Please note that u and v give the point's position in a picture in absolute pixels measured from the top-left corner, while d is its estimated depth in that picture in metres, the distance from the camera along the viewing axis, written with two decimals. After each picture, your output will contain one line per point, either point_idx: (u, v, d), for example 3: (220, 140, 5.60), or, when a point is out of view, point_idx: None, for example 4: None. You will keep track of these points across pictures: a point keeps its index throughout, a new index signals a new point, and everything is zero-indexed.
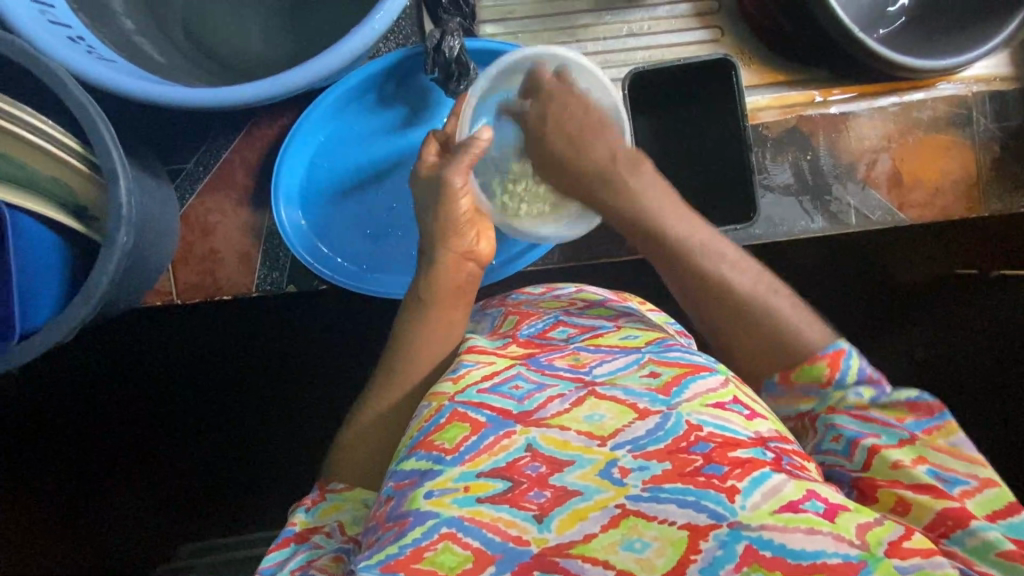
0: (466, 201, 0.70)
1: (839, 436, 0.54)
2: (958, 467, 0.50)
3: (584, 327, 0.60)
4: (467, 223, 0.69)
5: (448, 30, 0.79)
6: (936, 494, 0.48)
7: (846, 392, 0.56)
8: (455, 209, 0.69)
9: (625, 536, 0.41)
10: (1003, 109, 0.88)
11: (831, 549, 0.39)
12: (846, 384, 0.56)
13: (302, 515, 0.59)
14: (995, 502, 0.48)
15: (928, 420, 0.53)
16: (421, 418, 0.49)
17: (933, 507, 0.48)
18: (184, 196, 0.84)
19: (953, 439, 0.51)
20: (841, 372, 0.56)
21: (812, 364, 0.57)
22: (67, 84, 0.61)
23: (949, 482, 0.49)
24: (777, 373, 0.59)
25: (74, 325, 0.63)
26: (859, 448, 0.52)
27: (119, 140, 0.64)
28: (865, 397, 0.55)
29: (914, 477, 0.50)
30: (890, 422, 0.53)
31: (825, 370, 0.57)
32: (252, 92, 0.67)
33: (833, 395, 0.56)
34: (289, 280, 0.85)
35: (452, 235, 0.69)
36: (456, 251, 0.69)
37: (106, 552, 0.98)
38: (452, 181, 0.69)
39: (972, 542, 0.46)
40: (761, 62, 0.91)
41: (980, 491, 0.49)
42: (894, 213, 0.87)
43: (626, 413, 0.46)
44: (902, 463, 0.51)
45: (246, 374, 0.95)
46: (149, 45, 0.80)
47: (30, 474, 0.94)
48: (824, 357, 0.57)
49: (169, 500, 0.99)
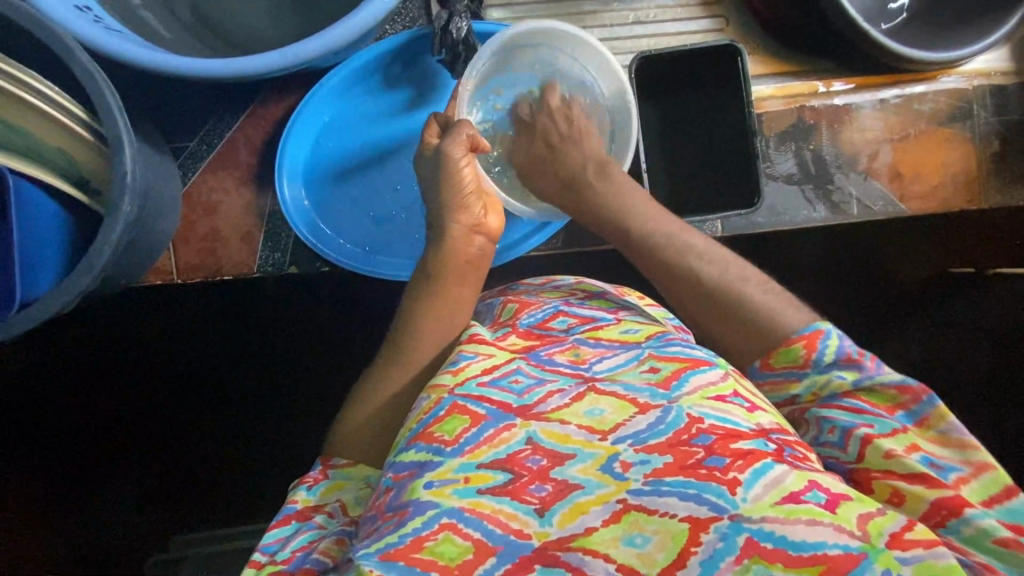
0: (468, 172, 0.70)
1: (833, 428, 0.54)
2: (950, 454, 0.50)
3: (584, 317, 0.60)
4: (472, 195, 0.70)
5: (456, 11, 0.78)
6: (931, 483, 0.49)
7: (828, 375, 0.56)
8: (459, 183, 0.69)
9: (626, 532, 0.41)
10: (1004, 103, 0.88)
11: (832, 541, 0.40)
12: (825, 365, 0.56)
13: (304, 493, 0.58)
14: (992, 487, 0.49)
15: (917, 409, 0.53)
16: (420, 410, 0.50)
17: (928, 497, 0.48)
18: (186, 173, 0.83)
19: (943, 427, 0.52)
20: (817, 352, 0.56)
21: (788, 348, 0.57)
22: (74, 48, 0.60)
23: (943, 469, 0.50)
24: (758, 359, 0.59)
25: (76, 293, 0.63)
26: (852, 439, 0.52)
27: (125, 109, 0.63)
28: (847, 380, 0.55)
29: (909, 465, 0.50)
30: (879, 412, 0.53)
31: (801, 352, 0.56)
32: (261, 63, 0.66)
33: (816, 378, 0.56)
34: (290, 261, 0.84)
35: (458, 209, 0.69)
36: (464, 225, 0.69)
37: (118, 532, 0.99)
38: (452, 154, 0.70)
39: (968, 530, 0.47)
40: (767, 52, 0.90)
41: (975, 477, 0.49)
42: (895, 204, 0.87)
43: (627, 407, 0.46)
44: (895, 452, 0.51)
45: (247, 355, 0.95)
46: (155, 20, 0.79)
47: (48, 450, 0.95)
48: (799, 339, 0.57)
49: (185, 485, 0.99)
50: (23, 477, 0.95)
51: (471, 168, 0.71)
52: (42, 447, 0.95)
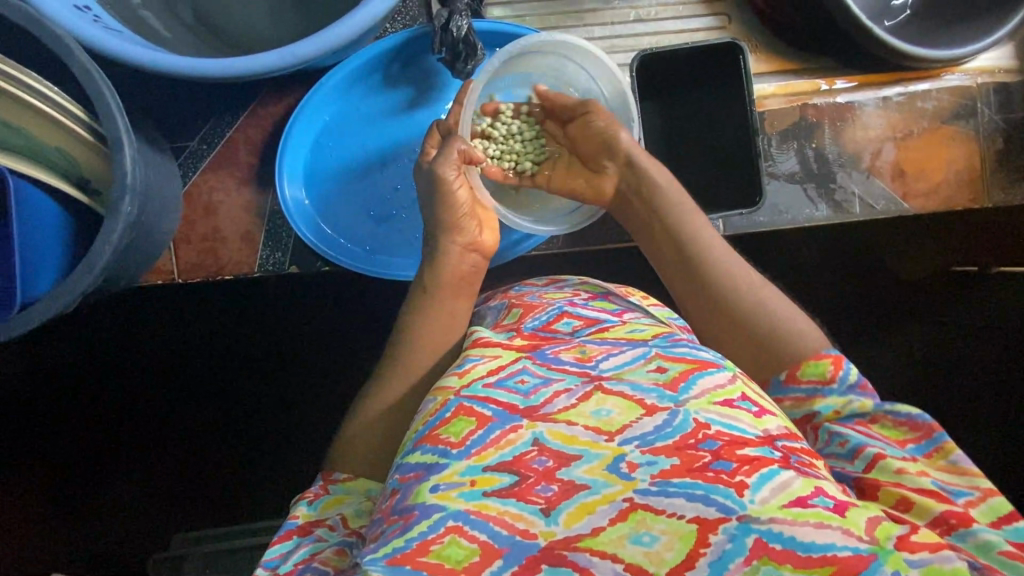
0: (463, 193, 0.68)
1: (843, 442, 0.54)
2: (959, 482, 0.50)
3: (588, 319, 0.59)
4: (466, 217, 0.69)
5: (457, 9, 0.77)
6: (939, 498, 0.49)
7: (849, 397, 0.56)
8: (453, 204, 0.68)
9: (634, 530, 0.41)
10: (1007, 100, 0.88)
11: (840, 543, 0.39)
12: (848, 386, 0.57)
13: (305, 508, 0.58)
14: (998, 511, 0.48)
15: (928, 442, 0.53)
16: (426, 412, 0.49)
17: (936, 509, 0.48)
18: (187, 173, 0.83)
19: (953, 458, 0.51)
20: (843, 372, 0.57)
21: (816, 361, 0.58)
22: (73, 50, 0.60)
23: (952, 492, 0.50)
24: (783, 371, 0.59)
25: (78, 295, 0.62)
26: (862, 454, 0.52)
27: (125, 109, 0.63)
28: (866, 404, 0.55)
29: (918, 481, 0.50)
30: (889, 442, 0.53)
31: (828, 368, 0.57)
32: (260, 64, 0.66)
33: (837, 398, 0.56)
34: (290, 260, 0.84)
35: (453, 230, 0.68)
36: (460, 245, 0.69)
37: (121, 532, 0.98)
38: (445, 176, 0.67)
39: (974, 540, 0.47)
40: (768, 50, 0.90)
41: (983, 501, 0.49)
42: (898, 202, 0.87)
43: (634, 408, 0.46)
44: (907, 470, 0.51)
45: (248, 355, 0.95)
46: (155, 20, 0.79)
47: (47, 452, 0.95)
48: (827, 356, 0.58)
49: (187, 485, 0.99)
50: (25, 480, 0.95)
51: (464, 188, 0.69)
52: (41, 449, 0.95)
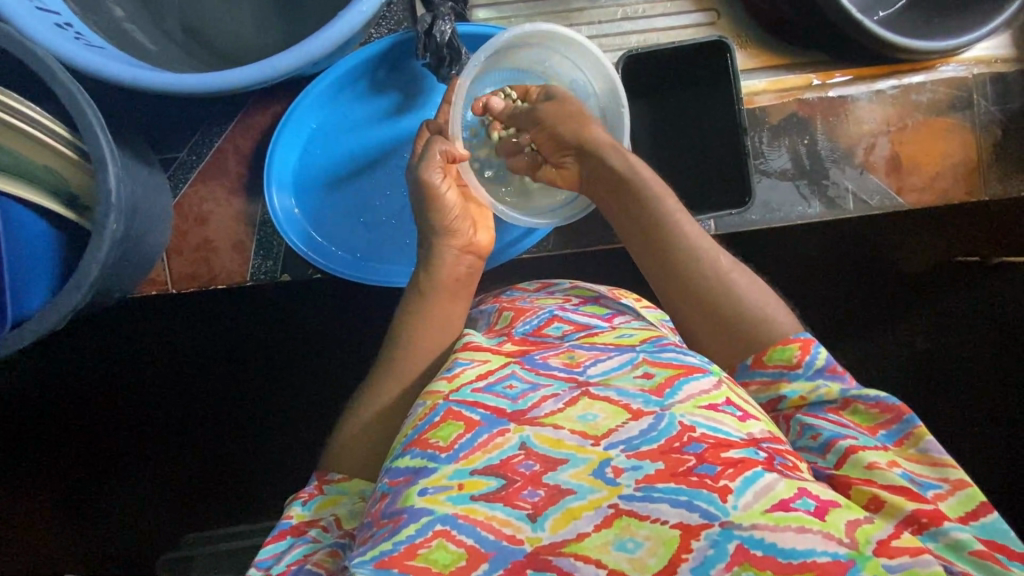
0: (452, 195, 0.68)
1: (815, 435, 0.53)
2: (929, 473, 0.50)
3: (578, 325, 0.59)
4: (459, 219, 0.68)
5: (439, 14, 0.78)
6: (909, 496, 0.48)
7: (816, 382, 0.56)
8: (444, 207, 0.68)
9: (618, 536, 0.41)
10: (1004, 91, 0.87)
11: (820, 548, 0.39)
12: (814, 370, 0.56)
13: (299, 509, 0.58)
14: (968, 504, 0.48)
15: (898, 428, 0.53)
16: (415, 417, 0.49)
17: (906, 507, 0.47)
18: (177, 184, 0.83)
19: (923, 446, 0.51)
20: (810, 356, 0.57)
21: (783, 347, 0.58)
22: (57, 72, 0.60)
23: (922, 485, 0.49)
24: (749, 357, 0.59)
25: (66, 313, 0.63)
26: (834, 448, 0.52)
27: (108, 128, 0.63)
28: (833, 389, 0.55)
29: (889, 477, 0.49)
30: (862, 430, 0.53)
31: (795, 353, 0.57)
32: (241, 79, 0.66)
33: (804, 382, 0.56)
34: (283, 268, 0.84)
35: (447, 234, 0.68)
36: (455, 248, 0.68)
37: (122, 537, 0.99)
38: (431, 179, 0.67)
39: (945, 539, 0.45)
40: (759, 45, 0.89)
41: (952, 494, 0.49)
42: (892, 197, 0.86)
43: (620, 413, 0.46)
44: (878, 463, 0.50)
45: (244, 363, 0.95)
46: (140, 33, 0.79)
47: (46, 461, 0.96)
48: (795, 341, 0.57)
49: (188, 488, 0.99)
50: (30, 488, 0.97)
51: (453, 190, 0.69)
52: (41, 458, 0.96)
